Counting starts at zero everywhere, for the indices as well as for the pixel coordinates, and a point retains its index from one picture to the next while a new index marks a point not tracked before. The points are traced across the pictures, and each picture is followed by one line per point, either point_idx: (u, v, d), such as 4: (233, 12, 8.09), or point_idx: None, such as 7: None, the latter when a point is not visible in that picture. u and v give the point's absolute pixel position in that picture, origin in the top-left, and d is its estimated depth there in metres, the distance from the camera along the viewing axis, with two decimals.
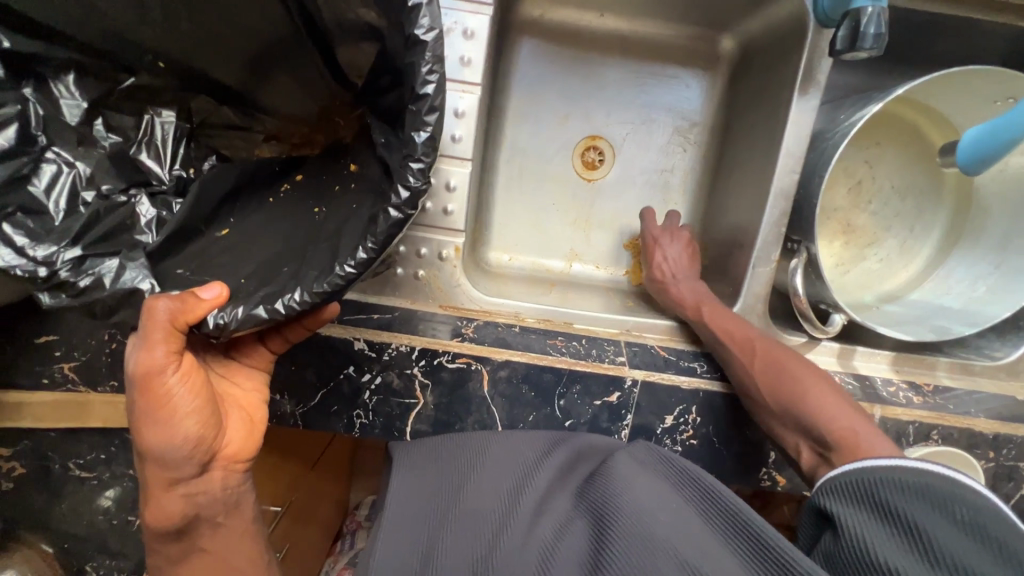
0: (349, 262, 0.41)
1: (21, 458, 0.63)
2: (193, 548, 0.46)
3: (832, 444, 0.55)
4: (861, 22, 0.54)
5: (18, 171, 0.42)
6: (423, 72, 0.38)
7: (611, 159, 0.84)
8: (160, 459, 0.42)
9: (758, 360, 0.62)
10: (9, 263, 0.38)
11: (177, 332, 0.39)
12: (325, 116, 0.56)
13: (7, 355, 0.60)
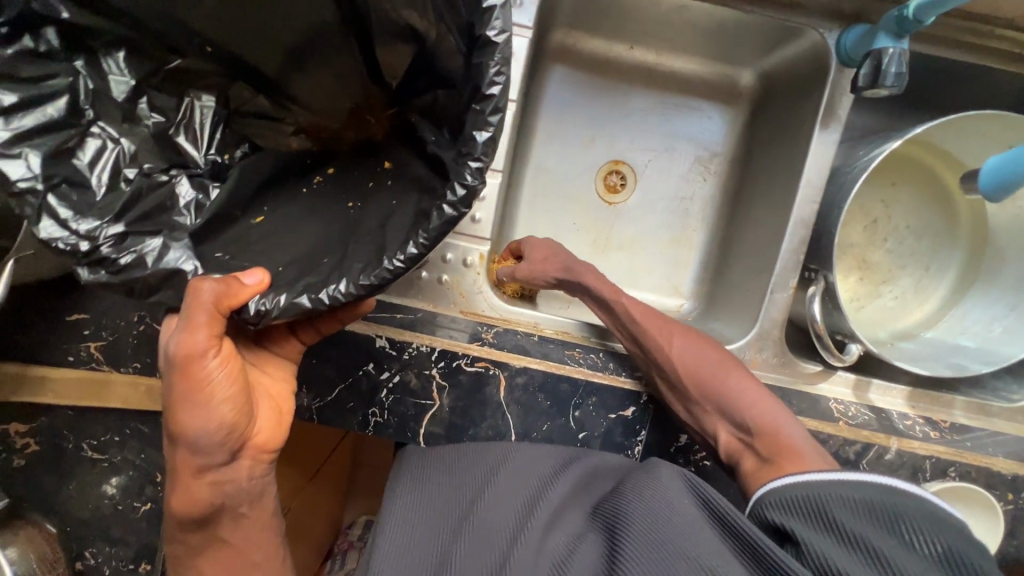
0: (398, 257, 0.42)
1: (36, 435, 0.64)
2: (213, 536, 0.47)
3: (756, 432, 0.56)
4: (883, 61, 0.57)
5: (64, 143, 0.43)
6: (490, 74, 0.41)
7: (632, 183, 0.86)
8: (193, 444, 0.42)
9: (679, 357, 0.60)
10: (53, 235, 0.41)
11: (219, 316, 0.41)
12: (355, 113, 0.57)
13: (37, 331, 0.62)
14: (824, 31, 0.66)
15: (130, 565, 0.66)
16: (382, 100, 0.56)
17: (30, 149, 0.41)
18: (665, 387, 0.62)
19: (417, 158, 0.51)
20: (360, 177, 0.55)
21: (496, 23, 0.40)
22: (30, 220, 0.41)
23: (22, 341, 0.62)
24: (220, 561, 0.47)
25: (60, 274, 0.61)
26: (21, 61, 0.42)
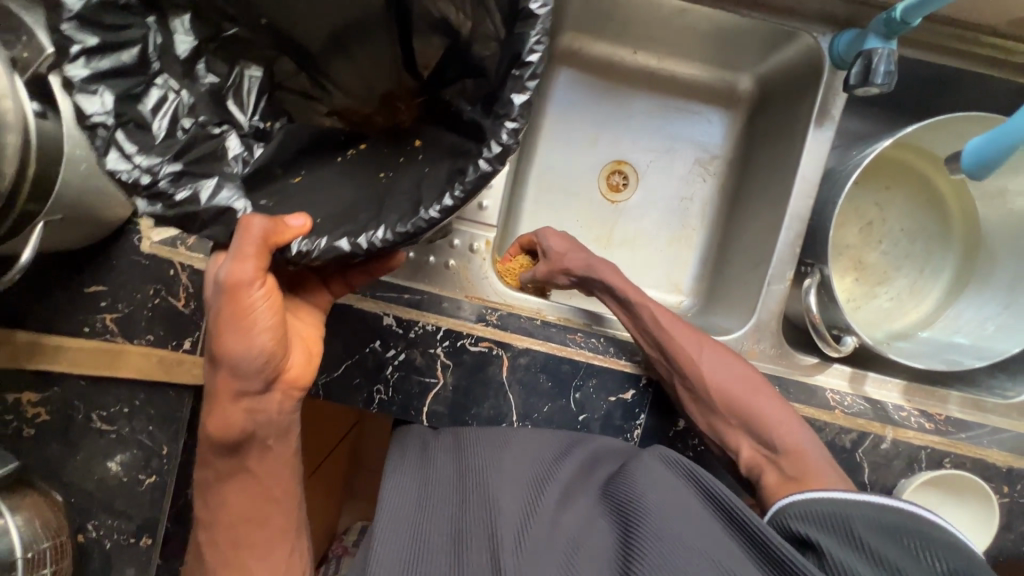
0: (434, 207, 0.44)
1: (48, 404, 0.65)
2: (240, 467, 0.47)
3: (773, 446, 0.59)
4: (873, 61, 0.60)
5: (130, 90, 0.46)
6: (531, 42, 0.43)
7: (634, 183, 0.89)
8: (233, 368, 0.44)
9: (710, 374, 0.61)
10: (117, 166, 0.43)
11: (267, 250, 0.43)
12: (386, 100, 0.60)
13: (55, 301, 0.64)
14: (817, 35, 0.70)
15: (131, 539, 0.67)
16: (410, 87, 0.59)
17: (105, 88, 0.44)
18: (691, 402, 0.63)
19: (445, 138, 0.54)
20: (388, 155, 0.57)
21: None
22: (97, 153, 0.44)
23: (42, 311, 0.64)
24: (239, 495, 0.47)
25: (83, 247, 0.63)
26: (104, 9, 0.44)
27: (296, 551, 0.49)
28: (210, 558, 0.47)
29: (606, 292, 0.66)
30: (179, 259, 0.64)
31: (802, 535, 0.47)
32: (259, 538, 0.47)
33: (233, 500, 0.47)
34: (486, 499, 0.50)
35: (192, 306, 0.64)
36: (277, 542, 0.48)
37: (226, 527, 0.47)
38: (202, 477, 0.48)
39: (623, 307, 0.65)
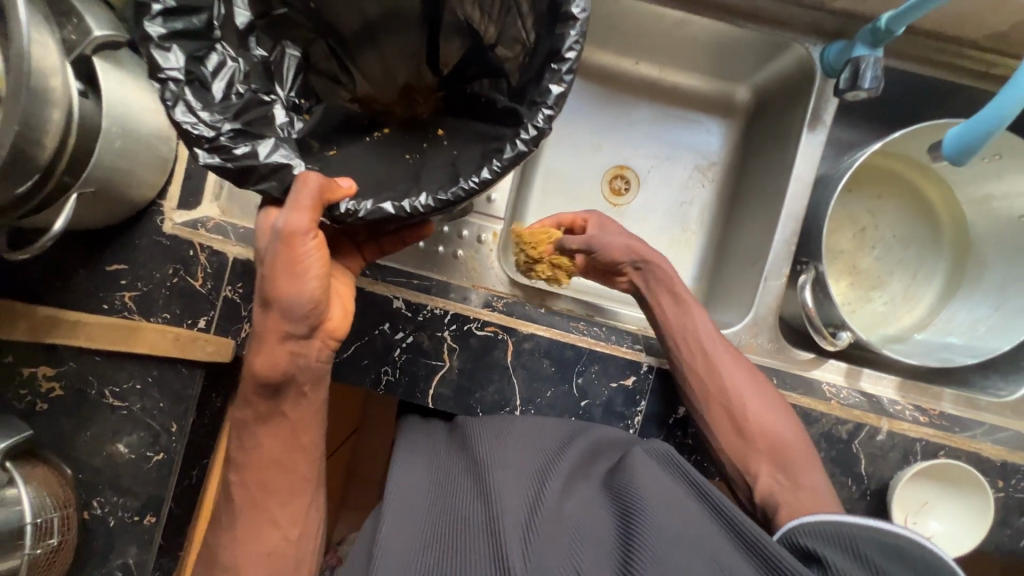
0: (474, 178, 0.48)
1: (62, 379, 0.67)
2: (276, 410, 0.51)
3: (778, 463, 0.60)
4: (860, 67, 0.65)
5: (195, 52, 0.49)
6: (569, 40, 0.47)
7: (636, 187, 0.92)
8: (284, 312, 0.48)
9: (748, 393, 0.63)
10: (183, 119, 0.46)
11: (320, 205, 0.46)
12: (405, 92, 0.64)
13: (78, 278, 0.66)
14: (808, 46, 0.75)
15: (135, 516, 0.67)
16: (430, 85, 0.64)
17: (176, 48, 0.48)
18: (720, 417, 0.64)
19: (467, 127, 0.60)
20: (409, 146, 0.61)
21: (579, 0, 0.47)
22: (164, 105, 0.47)
23: (66, 287, 0.66)
24: (273, 440, 0.51)
25: (109, 226, 0.66)
26: None
27: (313, 499, 0.54)
28: (237, 495, 0.51)
29: (657, 287, 0.68)
30: (199, 240, 0.66)
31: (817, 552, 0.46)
32: (285, 484, 0.52)
33: (268, 441, 0.51)
34: (488, 491, 0.50)
35: (208, 286, 0.66)
36: (297, 489, 0.52)
37: (257, 469, 0.51)
38: (242, 418, 0.52)
39: (672, 306, 0.67)
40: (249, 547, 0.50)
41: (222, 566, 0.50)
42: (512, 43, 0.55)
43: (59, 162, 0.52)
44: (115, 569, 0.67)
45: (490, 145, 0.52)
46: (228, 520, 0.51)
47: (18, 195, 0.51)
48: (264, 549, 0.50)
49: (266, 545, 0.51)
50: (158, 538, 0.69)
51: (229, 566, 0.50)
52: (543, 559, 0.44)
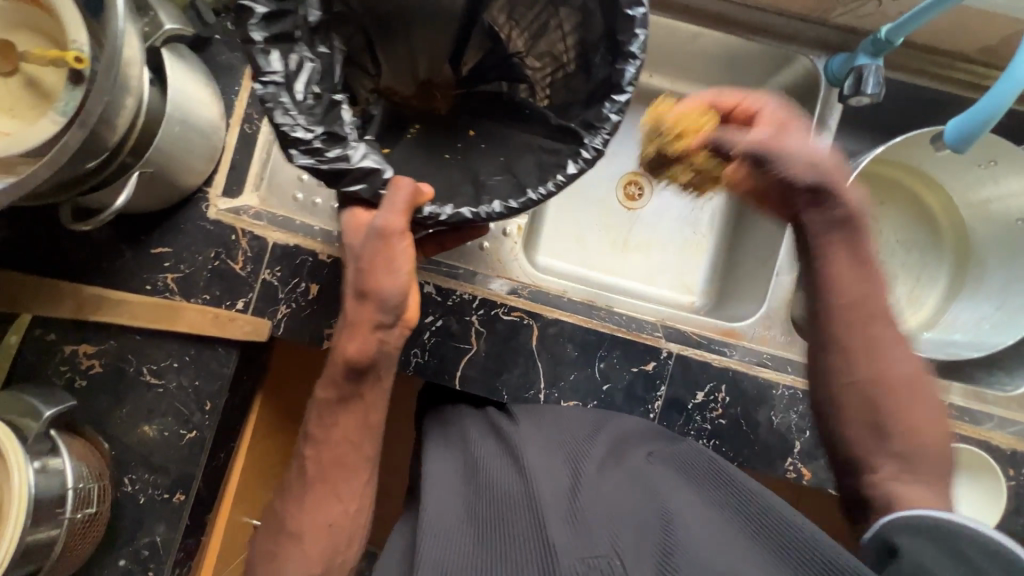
0: (541, 188, 0.54)
1: (102, 357, 0.69)
2: (355, 394, 0.53)
3: (907, 462, 0.52)
4: (863, 75, 0.70)
5: (286, 58, 0.53)
6: (627, 76, 0.52)
7: (649, 192, 0.96)
8: (379, 302, 0.51)
9: (900, 378, 0.54)
10: (288, 125, 0.51)
11: (411, 207, 0.51)
12: (425, 88, 0.73)
13: (124, 260, 0.69)
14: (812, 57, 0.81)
15: (165, 494, 0.69)
16: (448, 82, 0.72)
17: (274, 56, 0.52)
18: (867, 391, 0.55)
19: (511, 131, 0.67)
20: (442, 144, 0.70)
21: (639, 39, 0.52)
22: (266, 108, 0.51)
23: (112, 268, 0.69)
24: (349, 419, 0.53)
25: (155, 211, 0.69)
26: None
27: (371, 478, 0.55)
28: (311, 469, 0.53)
29: (827, 231, 0.56)
30: (241, 225, 0.70)
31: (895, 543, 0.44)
32: (352, 461, 0.54)
33: (342, 423, 0.53)
34: (525, 473, 0.53)
35: (248, 269, 0.70)
36: (363, 470, 0.54)
37: (332, 446, 0.53)
38: (320, 400, 0.54)
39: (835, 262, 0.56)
40: (314, 517, 0.52)
41: (290, 531, 0.52)
42: (542, 56, 0.66)
43: (122, 143, 0.56)
44: (142, 547, 0.68)
45: (550, 158, 0.59)
46: (297, 492, 0.53)
47: (81, 171, 0.54)
48: (328, 522, 0.52)
49: (329, 517, 0.53)
50: (187, 516, 0.70)
51: (295, 532, 0.52)
52: (581, 531, 0.46)
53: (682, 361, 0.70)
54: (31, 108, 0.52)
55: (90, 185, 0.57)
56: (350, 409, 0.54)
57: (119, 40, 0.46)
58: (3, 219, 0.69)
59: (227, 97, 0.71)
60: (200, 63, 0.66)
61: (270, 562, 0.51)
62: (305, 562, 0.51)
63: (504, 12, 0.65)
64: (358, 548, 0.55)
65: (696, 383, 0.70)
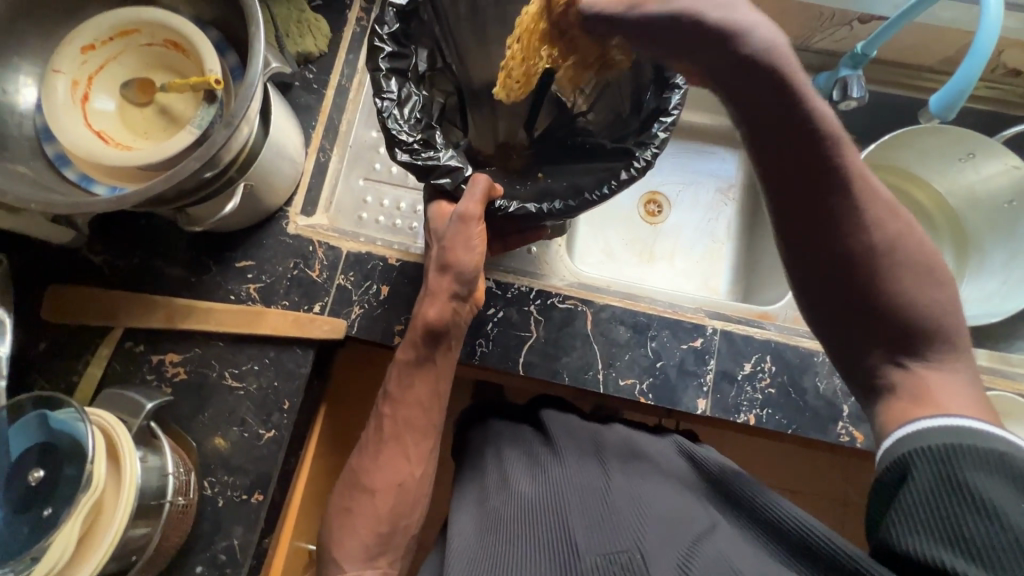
0: (606, 187, 0.62)
1: (186, 364, 0.74)
2: (434, 357, 0.63)
3: (904, 344, 0.49)
4: (847, 84, 0.84)
5: (403, 89, 0.63)
6: (674, 102, 0.62)
7: (668, 208, 1.03)
8: (457, 275, 0.62)
9: (820, 229, 0.50)
10: (397, 129, 0.60)
11: (484, 200, 0.60)
12: (502, 148, 0.81)
13: (209, 273, 0.76)
14: None
15: (243, 495, 0.70)
16: (524, 144, 0.80)
17: (391, 80, 0.62)
18: (807, 230, 0.51)
19: (572, 166, 0.74)
20: (513, 183, 0.76)
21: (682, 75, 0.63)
22: (379, 117, 0.60)
23: (198, 282, 0.76)
24: (422, 382, 0.63)
25: (240, 229, 0.77)
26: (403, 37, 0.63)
27: (433, 447, 0.64)
28: (387, 426, 0.62)
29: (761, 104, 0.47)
30: (318, 238, 0.78)
31: (901, 471, 0.43)
32: (420, 425, 0.63)
33: (411, 394, 0.62)
34: (552, 487, 0.58)
35: (324, 275, 0.77)
36: (428, 435, 0.63)
37: (406, 407, 0.62)
38: (398, 360, 0.64)
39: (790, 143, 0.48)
40: (387, 475, 0.61)
41: (364, 486, 0.61)
42: (600, 114, 0.75)
43: (231, 163, 0.64)
44: (219, 551, 0.69)
45: (604, 171, 0.67)
46: (372, 450, 0.62)
47: (201, 180, 0.61)
48: (396, 481, 0.61)
49: (397, 477, 0.61)
50: (262, 518, 0.71)
51: (370, 488, 0.61)
52: (604, 533, 0.52)
53: (725, 333, 0.76)
54: (162, 130, 0.62)
55: (202, 195, 0.64)
56: (424, 377, 0.63)
57: (260, 61, 0.56)
58: (100, 243, 0.76)
59: (306, 131, 0.82)
60: (285, 101, 0.78)
61: (345, 514, 0.60)
62: (376, 513, 0.59)
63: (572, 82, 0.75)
64: (420, 511, 0.63)
65: (745, 355, 0.75)
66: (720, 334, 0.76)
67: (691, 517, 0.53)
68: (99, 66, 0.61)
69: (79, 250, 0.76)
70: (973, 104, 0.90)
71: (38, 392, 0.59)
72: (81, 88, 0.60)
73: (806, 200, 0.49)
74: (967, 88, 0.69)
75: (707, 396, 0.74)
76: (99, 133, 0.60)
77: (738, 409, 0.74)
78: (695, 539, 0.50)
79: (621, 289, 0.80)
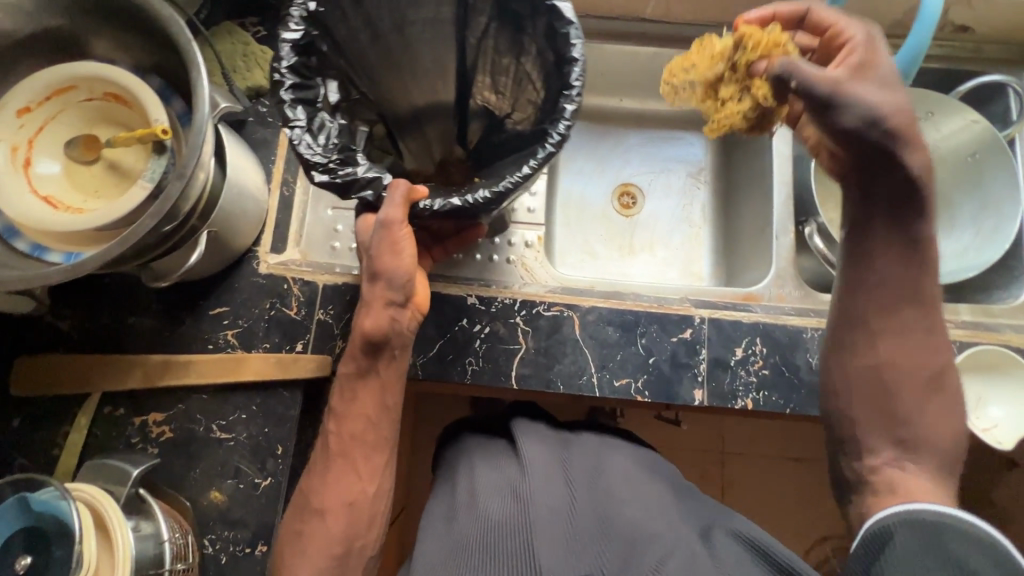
0: (528, 165, 0.56)
1: (171, 422, 0.71)
2: (372, 369, 0.61)
3: (907, 449, 0.58)
4: None
5: (314, 115, 0.59)
6: (574, 75, 0.57)
7: (642, 199, 1.03)
8: (389, 282, 0.58)
9: (883, 327, 0.62)
10: (309, 154, 0.56)
11: (406, 205, 0.56)
12: (439, 167, 0.78)
13: (183, 324, 0.74)
14: None
15: (246, 549, 0.69)
16: (462, 159, 0.78)
17: (292, 104, 0.58)
18: (873, 324, 0.62)
19: (501, 162, 0.71)
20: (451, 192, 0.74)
21: (577, 48, 0.58)
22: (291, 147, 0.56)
23: (173, 335, 0.74)
24: (367, 394, 0.61)
25: (210, 275, 0.75)
26: (306, 69, 0.60)
27: (387, 460, 0.62)
28: (334, 442, 0.61)
29: (874, 207, 0.59)
30: (292, 275, 0.76)
31: (888, 541, 0.47)
32: (370, 438, 0.61)
33: (355, 403, 0.61)
34: (519, 498, 0.59)
35: (302, 312, 0.75)
36: (381, 450, 0.61)
37: (350, 420, 0.61)
38: (342, 372, 0.62)
39: (876, 239, 0.61)
40: (335, 493, 0.59)
41: (313, 507, 0.59)
42: (525, 107, 0.70)
43: (192, 211, 0.62)
44: None
45: (522, 158, 0.64)
46: (320, 469, 0.61)
47: (163, 235, 0.59)
48: (347, 499, 0.59)
49: (348, 496, 0.59)
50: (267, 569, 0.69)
51: (319, 508, 0.59)
52: (567, 561, 0.53)
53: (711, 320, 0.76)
54: (115, 186, 0.59)
55: (165, 248, 0.62)
56: (368, 384, 0.61)
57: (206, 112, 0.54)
58: (66, 308, 0.73)
59: (266, 167, 0.80)
60: (241, 139, 0.75)
61: (297, 537, 0.59)
62: (328, 536, 0.58)
63: (490, 88, 0.73)
64: (378, 529, 0.61)
65: (737, 339, 0.75)
66: (707, 322, 0.76)
67: (654, 532, 0.55)
68: (38, 128, 0.59)
69: (45, 318, 0.73)
70: (928, 63, 0.91)
71: (19, 473, 0.56)
72: (22, 154, 0.58)
73: (888, 301, 0.61)
74: (920, 53, 0.71)
75: (702, 386, 0.74)
76: (48, 198, 0.58)
77: (734, 395, 0.74)
78: (655, 561, 0.53)
79: (605, 288, 0.80)
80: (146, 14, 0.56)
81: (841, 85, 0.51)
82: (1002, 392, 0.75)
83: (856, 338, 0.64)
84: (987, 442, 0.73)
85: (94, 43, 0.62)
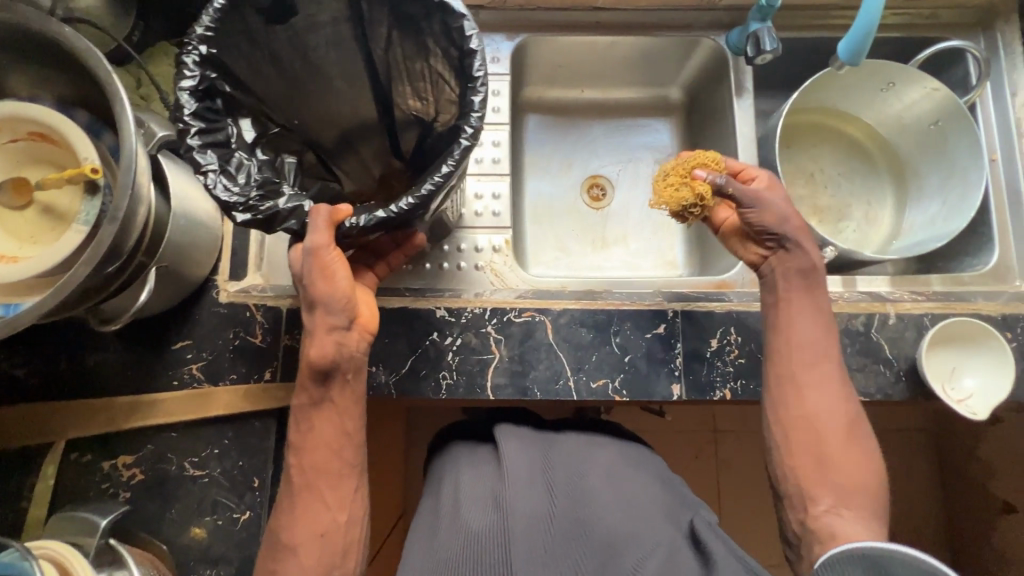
0: (446, 164, 0.53)
1: (142, 464, 0.70)
2: (326, 397, 0.59)
3: (843, 496, 0.59)
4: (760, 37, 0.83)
5: (227, 156, 0.57)
6: (476, 62, 0.55)
7: (611, 190, 1.01)
8: (327, 308, 0.57)
9: (806, 379, 0.63)
10: (228, 198, 0.53)
11: (332, 226, 0.55)
12: (383, 180, 0.78)
13: (145, 362, 0.71)
14: (714, 38, 0.93)
15: None
16: (403, 171, 0.77)
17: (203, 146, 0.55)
18: (798, 376, 0.64)
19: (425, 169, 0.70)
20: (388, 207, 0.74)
21: (473, 37, 0.56)
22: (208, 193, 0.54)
23: (134, 374, 0.71)
24: (328, 423, 0.59)
25: (169, 309, 0.73)
26: (211, 112, 0.57)
27: (358, 484, 0.61)
28: (298, 474, 0.59)
29: (788, 279, 0.66)
30: (254, 301, 0.74)
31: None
32: (335, 467, 0.59)
33: (317, 428, 0.59)
34: (500, 507, 0.58)
35: (268, 340, 0.73)
36: (349, 478, 0.60)
37: (312, 451, 0.59)
38: (297, 404, 0.60)
39: (794, 303, 0.65)
40: (307, 527, 0.58)
41: (284, 543, 0.57)
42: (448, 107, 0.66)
43: (137, 245, 0.59)
44: None
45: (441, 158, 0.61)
46: (287, 504, 0.59)
47: (106, 276, 0.56)
48: (318, 530, 0.58)
49: (319, 527, 0.58)
50: None
51: (291, 545, 0.57)
52: (546, 571, 0.52)
53: (682, 313, 0.75)
54: (51, 231, 0.57)
55: (111, 288, 0.60)
56: (329, 411, 0.59)
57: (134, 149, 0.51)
58: (19, 356, 0.71)
59: None
60: None
61: None
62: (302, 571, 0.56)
63: (411, 95, 0.69)
64: (357, 557, 0.60)
65: (713, 328, 0.75)
66: (679, 315, 0.75)
67: (635, 534, 0.55)
68: None
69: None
70: (882, 34, 0.90)
71: None
72: None
73: (806, 355, 0.64)
74: (872, 30, 0.70)
75: (680, 380, 0.73)
76: None
77: (712, 386, 0.73)
78: (636, 565, 0.52)
79: (579, 284, 0.82)
80: (60, 48, 0.53)
81: (761, 193, 0.64)
82: (975, 363, 0.75)
83: (782, 388, 0.64)
84: (962, 414, 0.73)
85: (13, 80, 0.59)
